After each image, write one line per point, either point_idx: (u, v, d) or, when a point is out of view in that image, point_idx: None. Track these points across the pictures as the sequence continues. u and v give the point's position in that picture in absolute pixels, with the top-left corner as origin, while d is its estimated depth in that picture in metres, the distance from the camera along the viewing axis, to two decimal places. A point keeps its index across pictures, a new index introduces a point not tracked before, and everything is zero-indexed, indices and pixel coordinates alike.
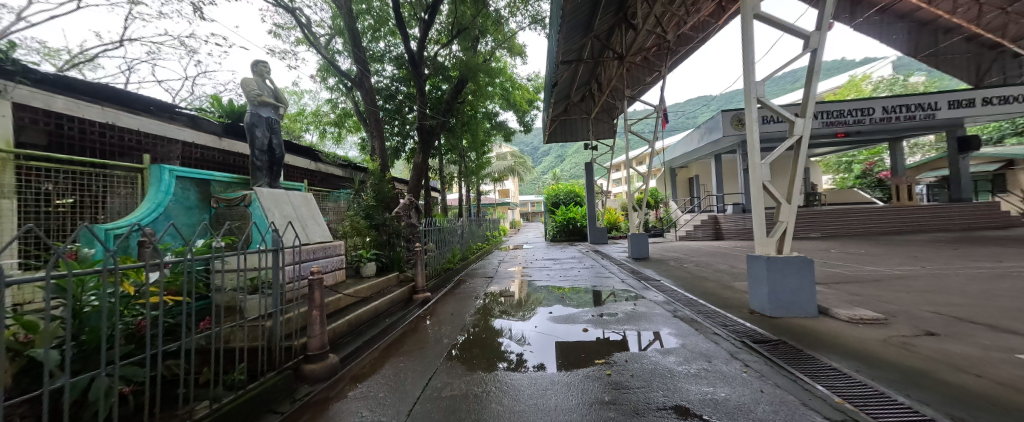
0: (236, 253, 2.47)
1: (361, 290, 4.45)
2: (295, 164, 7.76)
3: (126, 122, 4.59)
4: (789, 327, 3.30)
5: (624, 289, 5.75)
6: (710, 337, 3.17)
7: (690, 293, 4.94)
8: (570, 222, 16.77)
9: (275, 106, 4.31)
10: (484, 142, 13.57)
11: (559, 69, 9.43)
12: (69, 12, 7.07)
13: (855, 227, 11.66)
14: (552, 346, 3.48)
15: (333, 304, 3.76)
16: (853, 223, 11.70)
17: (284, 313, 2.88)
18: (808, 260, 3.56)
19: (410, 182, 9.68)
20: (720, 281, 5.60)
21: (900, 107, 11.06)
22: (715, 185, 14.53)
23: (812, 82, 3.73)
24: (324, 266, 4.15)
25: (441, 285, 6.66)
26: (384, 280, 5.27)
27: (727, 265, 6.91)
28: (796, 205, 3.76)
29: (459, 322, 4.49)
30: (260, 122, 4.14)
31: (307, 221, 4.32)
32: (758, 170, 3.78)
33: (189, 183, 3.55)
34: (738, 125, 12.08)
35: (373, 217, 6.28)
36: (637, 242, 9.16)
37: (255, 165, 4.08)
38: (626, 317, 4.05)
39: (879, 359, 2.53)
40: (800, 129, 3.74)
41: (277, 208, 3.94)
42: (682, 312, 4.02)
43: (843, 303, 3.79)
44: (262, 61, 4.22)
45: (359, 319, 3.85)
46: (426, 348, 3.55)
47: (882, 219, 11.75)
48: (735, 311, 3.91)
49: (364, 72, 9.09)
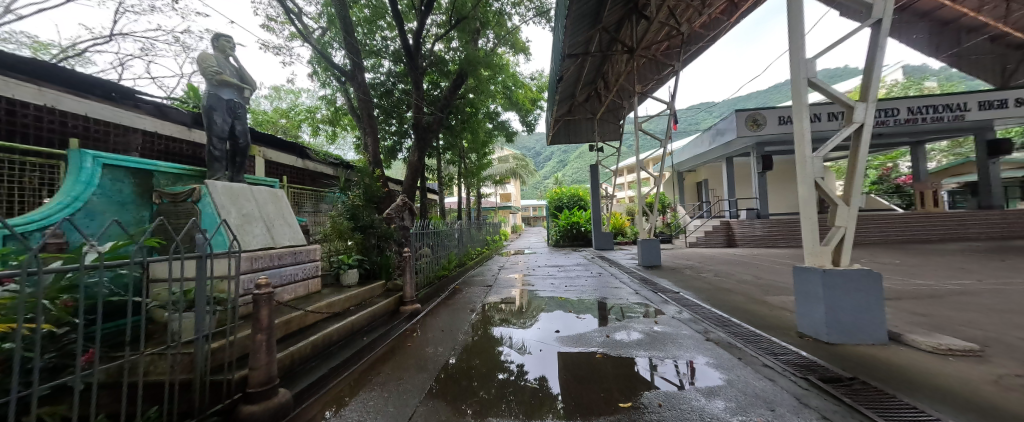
0: (163, 259, 1.78)
1: (335, 303, 3.80)
2: (278, 161, 7.17)
3: (71, 106, 4.02)
4: (858, 360, 2.64)
5: (638, 302, 5.11)
6: (762, 372, 2.52)
7: (717, 308, 4.29)
8: (574, 227, 16.13)
9: (238, 87, 3.71)
10: (485, 142, 12.95)
11: (565, 63, 8.79)
12: (52, 1, 6.80)
13: (880, 235, 10.98)
14: (554, 359, 3.11)
15: (297, 321, 3.16)
16: (874, 231, 11.05)
17: (216, 339, 2.23)
18: (874, 273, 2.91)
19: (404, 183, 9.05)
20: (749, 294, 4.92)
21: (926, 109, 10.40)
22: (726, 189, 13.88)
23: (877, 60, 3.09)
24: (288, 274, 3.56)
25: (434, 295, 5.97)
26: (367, 290, 4.63)
27: (751, 275, 6.22)
28: (856, 207, 3.09)
29: (450, 340, 3.81)
30: (220, 105, 3.55)
31: (275, 221, 3.74)
32: (808, 165, 3.14)
33: (123, 173, 2.95)
34: (755, 126, 11.36)
35: (358, 218, 5.55)
36: (648, 248, 8.49)
37: (211, 155, 3.47)
38: (650, 338, 3.42)
39: (1006, 412, 1.88)
40: (862, 117, 3.08)
41: (236, 205, 3.36)
42: (714, 334, 3.38)
43: (913, 327, 3.14)
44: (225, 35, 3.63)
45: (329, 338, 3.24)
46: (407, 377, 2.88)
47: (906, 226, 11.08)
48: (780, 335, 3.24)
49: (357, 65, 8.50)
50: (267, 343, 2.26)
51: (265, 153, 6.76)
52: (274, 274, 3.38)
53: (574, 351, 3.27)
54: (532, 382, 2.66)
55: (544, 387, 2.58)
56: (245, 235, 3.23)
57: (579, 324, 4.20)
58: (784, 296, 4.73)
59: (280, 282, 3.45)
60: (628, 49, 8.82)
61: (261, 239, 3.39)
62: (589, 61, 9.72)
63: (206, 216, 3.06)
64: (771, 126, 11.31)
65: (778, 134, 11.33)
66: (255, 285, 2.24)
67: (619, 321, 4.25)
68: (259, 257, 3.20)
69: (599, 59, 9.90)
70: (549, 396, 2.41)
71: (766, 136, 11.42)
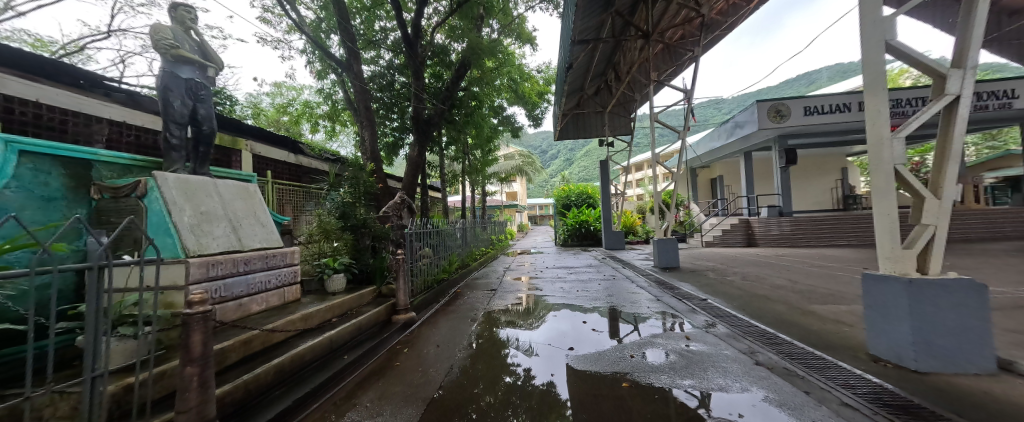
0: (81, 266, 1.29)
1: (313, 315, 3.31)
2: (268, 156, 6.70)
3: (17, 90, 3.51)
4: (966, 397, 2.06)
5: (660, 310, 4.54)
6: (846, 414, 1.96)
7: (757, 320, 3.71)
8: (583, 226, 15.53)
9: (200, 65, 3.19)
10: (490, 138, 12.37)
11: (574, 50, 8.09)
12: None
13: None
14: (562, 363, 2.99)
15: (261, 339, 2.66)
16: None
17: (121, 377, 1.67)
18: (976, 285, 2.32)
19: (404, 180, 8.55)
20: (791, 303, 4.29)
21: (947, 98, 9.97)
22: (745, 185, 13.13)
23: (977, 12, 2.47)
24: (255, 284, 3.07)
25: (431, 302, 5.40)
26: (353, 298, 4.11)
27: (786, 280, 5.56)
28: (951, 200, 2.48)
29: (445, 359, 3.22)
30: (177, 85, 3.03)
31: (243, 220, 3.24)
32: (887, 149, 2.55)
33: (50, 164, 2.43)
34: (777, 117, 10.60)
35: (348, 216, 4.99)
36: (665, 249, 7.86)
37: (167, 142, 2.97)
38: (684, 360, 2.82)
39: None
40: (956, 87, 2.50)
41: (193, 201, 2.85)
42: (764, 356, 2.80)
43: (1021, 350, 2.53)
44: (184, 4, 3.12)
45: (301, 358, 2.73)
46: (389, 408, 2.32)
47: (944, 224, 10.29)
48: (851, 360, 2.65)
49: (352, 54, 7.97)
50: (202, 377, 1.76)
51: (252, 147, 6.30)
52: (238, 283, 2.89)
53: (584, 367, 2.85)
54: (540, 384, 2.63)
55: (553, 391, 2.51)
56: (202, 236, 2.72)
57: (589, 335, 3.76)
58: (834, 305, 4.09)
59: (245, 293, 2.96)
60: (643, 34, 8.13)
61: (224, 241, 2.91)
62: (600, 48, 9.06)
63: (155, 215, 2.59)
64: (796, 117, 10.58)
65: (805, 125, 10.60)
66: (187, 301, 1.74)
67: (634, 329, 3.83)
68: (218, 262, 2.72)
69: (610, 45, 9.21)
70: (558, 402, 2.34)
71: (790, 129, 10.72)
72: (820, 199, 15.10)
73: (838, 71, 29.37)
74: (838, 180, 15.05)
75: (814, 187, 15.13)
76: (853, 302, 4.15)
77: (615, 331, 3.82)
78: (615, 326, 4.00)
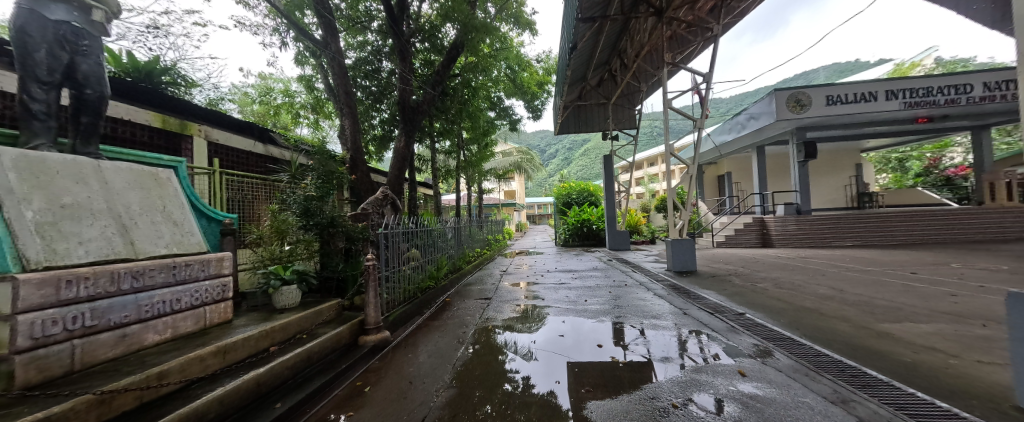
0: None
1: (239, 345, 2.46)
2: (228, 144, 5.87)
3: None
4: None
5: (690, 325, 3.72)
6: None
7: (822, 344, 2.89)
8: (584, 225, 14.71)
9: (79, 6, 2.37)
10: (485, 131, 11.48)
11: (578, 28, 7.17)
12: None
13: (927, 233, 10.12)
14: (565, 388, 2.40)
15: (136, 392, 1.79)
16: (917, 228, 10.18)
17: None
18: None
19: (388, 175, 7.67)
20: (852, 320, 3.45)
21: (965, 86, 9.39)
22: (758, 182, 12.32)
23: None
24: (152, 306, 2.22)
25: (413, 315, 4.57)
26: (306, 316, 3.25)
27: (830, 288, 4.74)
28: None
29: (418, 401, 2.35)
30: (40, 26, 2.19)
31: (140, 216, 2.40)
32: None
33: None
34: (796, 106, 9.73)
35: (313, 213, 4.05)
36: (679, 250, 7.04)
37: (25, 108, 2.15)
38: (753, 415, 1.97)
39: None
40: None
41: (48, 189, 2.00)
42: (865, 409, 1.96)
43: None
44: None
45: (200, 416, 1.85)
46: None
47: (945, 226, 10.19)
48: (1000, 419, 1.78)
49: (330, 32, 7.02)
50: None
51: (206, 133, 5.46)
52: (118, 306, 2.04)
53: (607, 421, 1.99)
54: (540, 395, 2.30)
55: (553, 402, 2.22)
56: (49, 240, 1.85)
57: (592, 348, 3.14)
58: (911, 323, 3.25)
59: (132, 318, 2.11)
60: (657, 10, 7.24)
61: (98, 245, 2.06)
62: (607, 27, 8.14)
63: None
64: (818, 107, 9.73)
65: (827, 115, 9.76)
66: None
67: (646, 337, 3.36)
68: (80, 277, 1.86)
69: (619, 22, 8.20)
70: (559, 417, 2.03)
71: (809, 120, 9.90)
72: (834, 196, 14.33)
73: (834, 70, 28.85)
74: (852, 177, 14.31)
75: (827, 184, 14.37)
76: (933, 319, 3.32)
77: (624, 339, 3.33)
78: (623, 333, 3.53)
